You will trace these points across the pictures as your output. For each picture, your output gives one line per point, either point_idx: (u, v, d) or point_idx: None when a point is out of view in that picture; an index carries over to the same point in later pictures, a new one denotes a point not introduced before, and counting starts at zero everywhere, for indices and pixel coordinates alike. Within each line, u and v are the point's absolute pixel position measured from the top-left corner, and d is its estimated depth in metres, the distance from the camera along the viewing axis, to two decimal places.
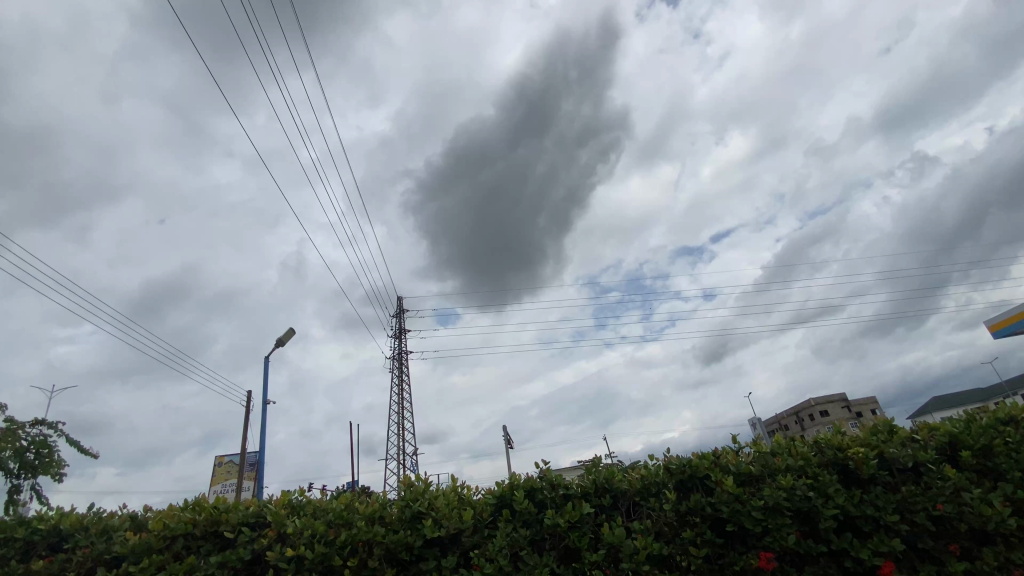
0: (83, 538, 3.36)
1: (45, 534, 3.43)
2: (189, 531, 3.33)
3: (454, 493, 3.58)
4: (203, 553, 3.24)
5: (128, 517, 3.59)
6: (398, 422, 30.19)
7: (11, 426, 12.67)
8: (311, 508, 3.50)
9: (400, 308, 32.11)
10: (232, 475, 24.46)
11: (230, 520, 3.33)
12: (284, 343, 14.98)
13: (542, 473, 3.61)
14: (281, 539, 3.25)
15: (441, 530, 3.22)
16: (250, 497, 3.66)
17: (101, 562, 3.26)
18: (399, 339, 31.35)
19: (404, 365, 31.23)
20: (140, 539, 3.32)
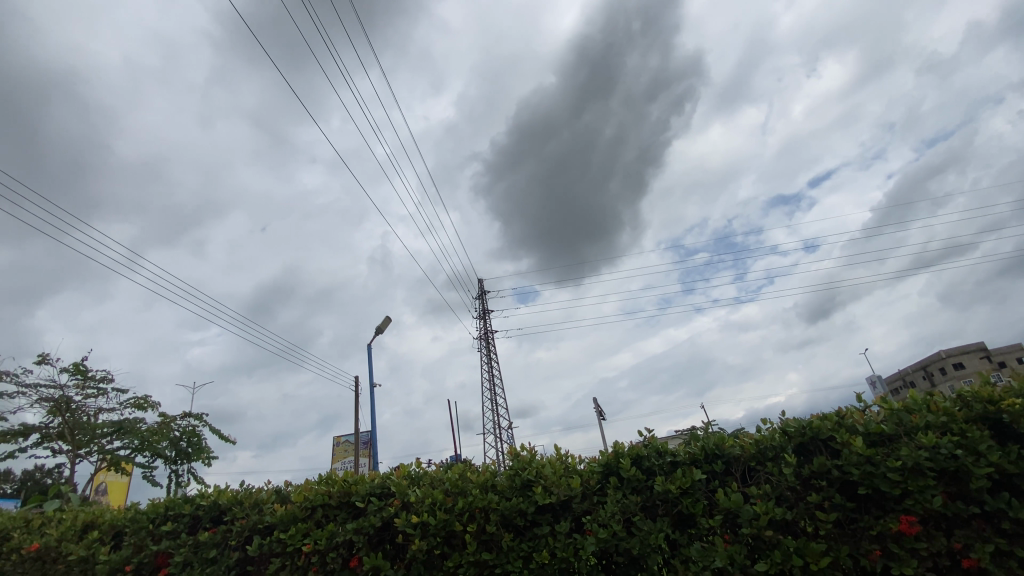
0: (239, 510, 3.86)
1: (208, 509, 3.98)
2: (326, 502, 3.70)
3: (559, 462, 3.64)
4: (340, 521, 3.58)
5: (273, 491, 4.05)
6: (492, 398, 31.34)
7: (165, 420, 14.84)
8: (428, 479, 3.74)
9: (482, 290, 32.87)
10: (348, 454, 26.87)
11: (359, 492, 3.66)
12: (382, 331, 16.00)
13: (647, 441, 3.54)
14: (405, 507, 3.51)
15: (552, 497, 3.30)
16: (373, 471, 3.99)
17: (256, 531, 3.73)
18: (485, 319, 32.26)
19: (490, 344, 32.13)
20: (286, 510, 3.75)
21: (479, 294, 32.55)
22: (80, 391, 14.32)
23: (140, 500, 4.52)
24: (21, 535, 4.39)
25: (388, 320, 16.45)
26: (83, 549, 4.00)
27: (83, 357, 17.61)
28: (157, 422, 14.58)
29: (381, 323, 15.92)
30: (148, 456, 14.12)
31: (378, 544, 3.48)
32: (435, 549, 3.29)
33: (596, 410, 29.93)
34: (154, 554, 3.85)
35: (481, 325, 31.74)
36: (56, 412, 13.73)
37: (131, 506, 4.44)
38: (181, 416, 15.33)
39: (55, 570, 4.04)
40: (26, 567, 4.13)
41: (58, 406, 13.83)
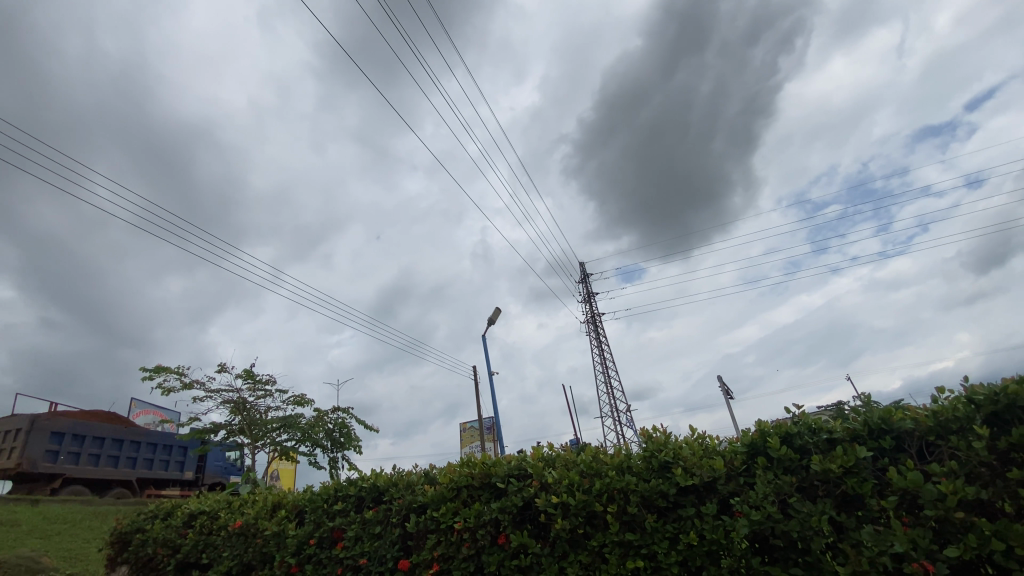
0: (396, 491, 4.26)
1: (369, 490, 4.45)
2: (470, 483, 3.94)
3: (698, 443, 3.50)
4: (485, 500, 3.79)
5: (421, 474, 4.40)
6: (606, 380, 31.06)
7: (320, 414, 16.85)
8: (562, 461, 3.81)
9: (585, 273, 32.56)
10: (475, 439, 28.44)
11: (499, 473, 3.84)
12: (494, 322, 16.58)
13: (796, 418, 3.26)
14: (544, 488, 3.62)
15: (694, 478, 3.19)
16: (509, 453, 4.16)
17: (412, 509, 4.09)
18: (591, 303, 31.93)
19: (599, 325, 31.77)
20: (436, 490, 4.06)
21: (582, 277, 32.28)
22: (252, 392, 16.77)
23: (311, 483, 5.20)
24: (228, 514, 5.29)
25: (499, 309, 17.02)
26: (275, 526, 4.72)
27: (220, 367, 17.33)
28: (313, 416, 16.63)
29: (493, 313, 16.50)
30: (309, 446, 16.20)
31: (521, 522, 3.64)
32: (579, 528, 3.37)
33: (721, 388, 28.25)
34: (330, 530, 4.40)
35: (587, 308, 31.52)
36: (236, 411, 16.25)
37: (306, 489, 5.12)
38: (331, 410, 17.29)
39: (256, 543, 4.78)
40: (234, 541, 4.97)
41: (237, 406, 16.35)
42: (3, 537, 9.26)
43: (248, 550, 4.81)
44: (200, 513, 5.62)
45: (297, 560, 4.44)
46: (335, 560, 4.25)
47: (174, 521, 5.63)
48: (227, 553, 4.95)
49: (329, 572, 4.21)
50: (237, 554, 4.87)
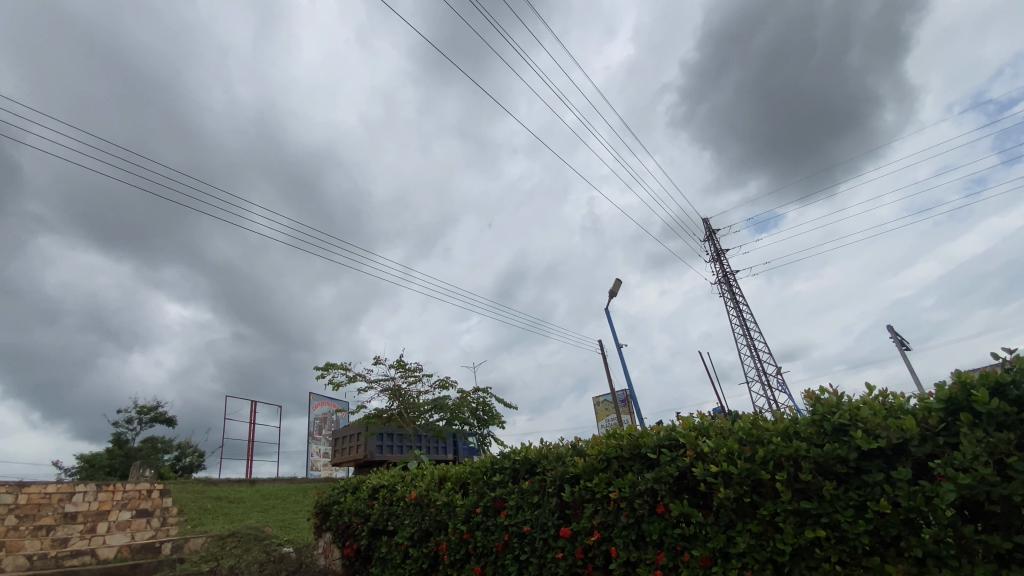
0: (547, 463, 4.42)
1: (522, 463, 4.68)
2: (619, 454, 3.93)
3: (878, 402, 3.10)
4: (638, 471, 3.76)
5: (569, 447, 4.52)
6: (747, 341, 28.77)
7: (463, 395, 18.10)
8: (717, 429, 3.63)
9: (710, 230, 30.28)
10: (611, 412, 28.45)
11: (649, 443, 3.78)
12: (615, 292, 16.24)
13: (1010, 364, 2.72)
14: (700, 457, 3.50)
15: (879, 441, 2.84)
16: (656, 424, 4.06)
17: (566, 480, 4.22)
18: (720, 261, 29.68)
19: (733, 284, 29.48)
20: (586, 462, 4.14)
21: (708, 235, 30.07)
22: (404, 379, 18.58)
23: (470, 458, 5.64)
24: (404, 487, 5.97)
25: (622, 282, 16.63)
26: (445, 497, 5.21)
27: (376, 360, 19.44)
28: (458, 398, 17.89)
29: (614, 285, 16.17)
30: (459, 424, 17.58)
31: (679, 491, 3.57)
32: (745, 497, 3.20)
33: (892, 337, 24.51)
34: (493, 499, 4.73)
35: (716, 267, 29.34)
36: (394, 397, 18.12)
37: (466, 463, 5.56)
38: (473, 391, 18.46)
39: (431, 512, 5.34)
40: (412, 510, 5.61)
41: (393, 392, 18.23)
42: (235, 511, 11.57)
43: (425, 518, 5.40)
44: (381, 487, 6.43)
45: (468, 527, 4.85)
46: (500, 527, 4.56)
47: (361, 494, 6.53)
48: (408, 520, 5.60)
49: (497, 537, 4.53)
50: (416, 521, 5.50)
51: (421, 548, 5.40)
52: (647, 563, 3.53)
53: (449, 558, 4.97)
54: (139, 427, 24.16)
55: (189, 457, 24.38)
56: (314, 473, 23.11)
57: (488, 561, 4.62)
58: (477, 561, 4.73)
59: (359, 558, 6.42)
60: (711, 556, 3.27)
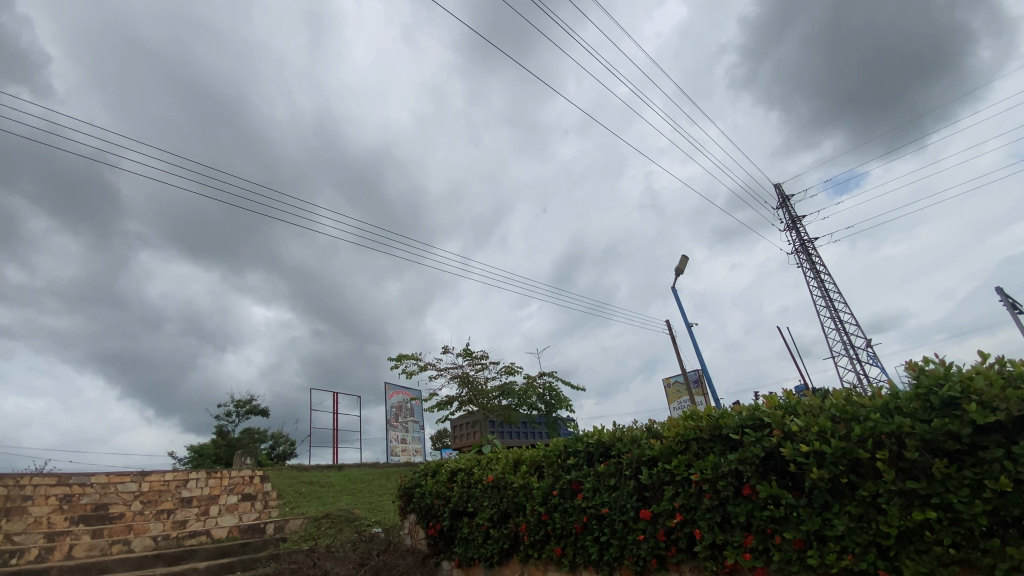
0: (622, 445, 4.37)
1: (596, 446, 4.66)
2: (698, 435, 3.82)
3: (995, 371, 2.79)
4: (720, 452, 3.63)
5: (644, 429, 4.43)
6: (830, 313, 26.81)
7: (530, 380, 18.28)
8: (805, 407, 3.42)
9: (783, 197, 28.35)
10: (682, 393, 27.68)
11: (730, 423, 3.63)
12: (681, 270, 15.66)
13: None
14: (789, 437, 3.32)
15: (997, 414, 2.56)
16: (736, 404, 3.90)
17: (643, 462, 4.15)
18: (795, 229, 27.76)
19: (812, 253, 27.52)
20: (664, 443, 4.06)
21: (781, 202, 28.16)
22: (472, 367, 19.04)
23: (543, 441, 5.69)
24: (481, 470, 6.14)
25: (688, 258, 16.00)
26: (521, 479, 5.29)
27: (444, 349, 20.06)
28: (525, 383, 18.08)
29: (679, 263, 15.58)
30: (527, 409, 17.80)
31: (766, 473, 3.42)
32: (841, 477, 3.01)
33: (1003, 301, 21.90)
34: (569, 482, 4.73)
35: (791, 235, 27.46)
36: (463, 383, 18.66)
37: (540, 446, 5.61)
38: (539, 376, 18.58)
39: (509, 494, 5.45)
40: (490, 492, 5.76)
41: (462, 379, 18.75)
42: (326, 494, 12.45)
43: (503, 500, 5.52)
44: (458, 471, 6.66)
45: (546, 509, 4.90)
46: (578, 509, 4.57)
47: (441, 477, 6.79)
48: (487, 502, 5.76)
49: (576, 519, 4.55)
50: (495, 503, 5.64)
51: (501, 529, 5.54)
52: (735, 546, 3.43)
53: (529, 538, 5.08)
54: (237, 419, 26.49)
55: (282, 445, 26.45)
56: (395, 459, 24.36)
57: (568, 543, 4.67)
58: (558, 542, 4.79)
59: (443, 538, 6.70)
60: (805, 539, 3.11)
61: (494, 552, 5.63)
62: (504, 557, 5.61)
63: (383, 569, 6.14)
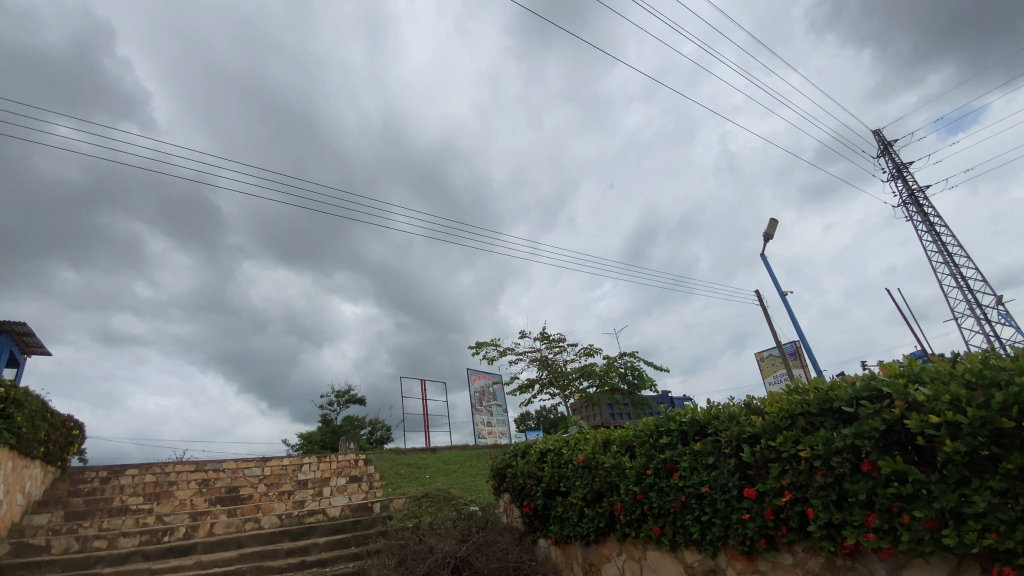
0: (719, 423, 4.20)
1: (690, 424, 4.51)
2: (806, 410, 3.57)
3: None
4: (832, 427, 3.37)
5: (743, 406, 4.22)
6: (950, 269, 23.82)
7: (611, 362, 18.04)
8: (932, 373, 3.08)
9: (884, 143, 25.41)
10: (778, 366, 26.05)
11: (842, 396, 3.35)
12: (769, 235, 14.64)
13: None
14: (914, 408, 3.01)
15: None
16: (848, 374, 3.60)
17: (744, 440, 3.96)
18: (900, 177, 24.83)
19: (923, 203, 24.51)
20: (766, 419, 3.85)
21: (882, 149, 25.26)
22: (551, 350, 19.15)
23: (631, 421, 5.61)
24: (570, 450, 6.18)
25: (775, 222, 14.90)
26: (613, 459, 5.26)
27: (522, 333, 20.32)
28: (606, 365, 17.88)
29: (767, 227, 14.54)
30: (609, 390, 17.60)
31: (888, 447, 3.13)
32: (980, 450, 2.69)
33: None
34: (663, 461, 4.62)
35: (896, 185, 24.61)
36: (543, 367, 18.83)
37: (629, 427, 5.55)
38: (620, 356, 18.30)
39: (601, 474, 5.45)
40: (581, 472, 5.79)
41: (542, 362, 18.93)
42: (424, 475, 13.20)
43: (596, 479, 5.53)
44: (548, 451, 6.76)
45: (641, 488, 4.84)
46: (675, 488, 4.46)
47: (531, 458, 6.94)
48: (579, 482, 5.80)
49: (674, 498, 4.45)
50: (587, 482, 5.67)
51: (596, 508, 5.57)
52: (855, 526, 3.20)
53: (625, 517, 5.06)
54: (338, 408, 28.68)
55: (379, 431, 28.30)
56: (483, 441, 25.23)
57: (666, 522, 4.59)
58: (656, 521, 4.73)
59: (537, 516, 6.86)
60: (939, 517, 2.83)
61: (590, 531, 5.68)
62: (601, 535, 5.64)
63: (483, 545, 6.40)
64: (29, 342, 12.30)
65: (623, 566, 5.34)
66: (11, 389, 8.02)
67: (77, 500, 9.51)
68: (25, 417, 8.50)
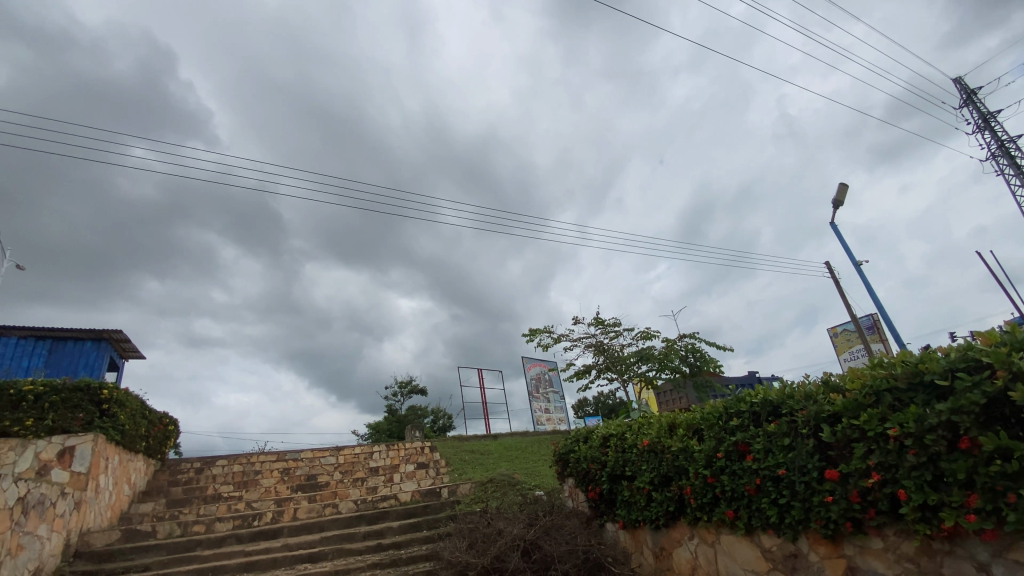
0: (795, 403, 4.00)
1: (762, 405, 4.32)
2: (892, 385, 3.33)
3: None
4: (924, 402, 3.13)
5: (820, 384, 4.00)
6: None
7: (671, 344, 17.58)
8: None
9: (968, 91, 22.96)
10: (853, 342, 24.45)
11: (934, 368, 3.09)
12: (839, 201, 13.65)
13: None
14: (1019, 378, 2.74)
15: None
16: (939, 346, 3.32)
17: (823, 419, 3.75)
18: (989, 128, 22.37)
19: (1018, 155, 22.00)
20: (847, 397, 3.62)
21: (965, 98, 22.86)
22: (607, 335, 18.93)
23: (697, 403, 5.46)
24: (634, 435, 6.10)
25: (844, 187, 13.85)
26: (680, 443, 5.15)
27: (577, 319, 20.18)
28: (665, 348, 17.45)
29: (837, 194, 13.57)
30: (670, 373, 17.19)
31: (990, 422, 2.87)
32: None
33: None
34: (735, 444, 4.47)
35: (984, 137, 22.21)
36: (600, 352, 18.65)
37: (695, 410, 5.40)
38: (679, 339, 17.80)
39: (668, 458, 5.34)
40: (647, 456, 5.70)
41: (598, 348, 18.75)
42: (487, 461, 13.50)
43: (663, 464, 5.43)
44: (610, 436, 6.71)
45: (711, 472, 4.70)
46: (749, 471, 4.30)
47: (594, 443, 6.91)
48: (645, 466, 5.72)
49: (748, 481, 4.29)
50: (654, 467, 5.58)
51: (664, 492, 5.48)
52: (954, 507, 2.96)
53: (696, 502, 4.95)
54: (401, 398, 29.82)
55: (442, 419, 29.18)
56: (543, 428, 25.43)
57: (741, 506, 4.45)
58: (729, 505, 4.59)
59: (604, 500, 6.85)
60: None
61: (659, 515, 5.60)
62: (671, 519, 5.56)
63: (551, 529, 6.46)
64: (125, 348, 13.57)
65: (696, 550, 5.24)
66: (113, 389, 8.83)
67: (176, 489, 10.47)
68: (127, 415, 9.41)
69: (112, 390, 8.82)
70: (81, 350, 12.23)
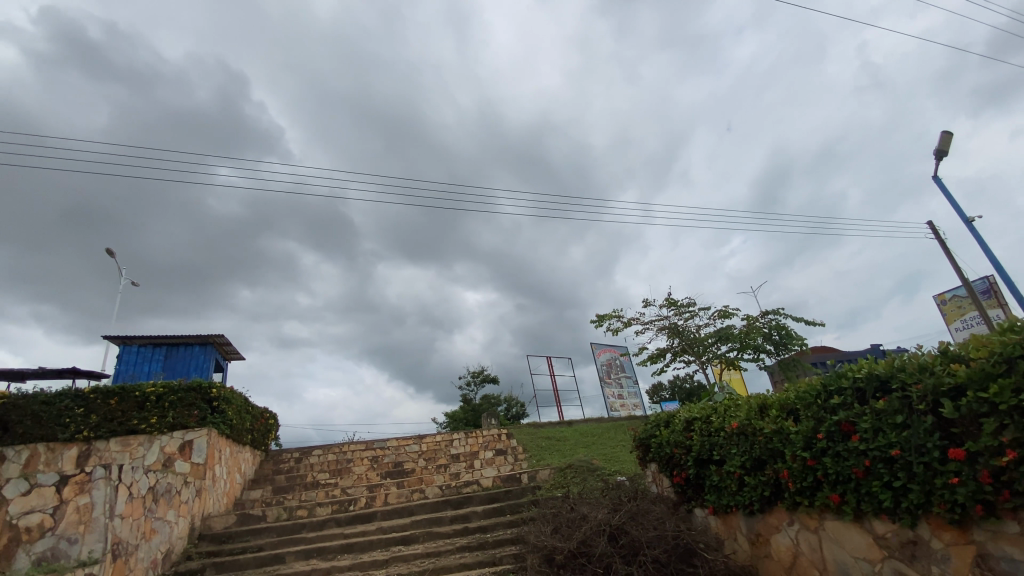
0: (907, 376, 3.62)
1: (868, 380, 3.96)
2: None
3: None
4: None
5: (936, 354, 3.60)
6: None
7: (751, 322, 16.65)
8: None
9: None
10: (966, 309, 21.91)
11: None
12: (942, 151, 12.18)
13: None
14: None
15: None
16: None
17: (942, 393, 3.38)
18: None
19: None
20: (971, 367, 3.23)
21: None
22: (680, 316, 18.27)
23: (790, 382, 5.11)
24: (721, 418, 5.84)
25: (948, 135, 12.33)
26: (773, 424, 4.86)
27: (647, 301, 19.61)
28: (745, 327, 16.55)
29: (940, 143, 12.11)
30: (752, 353, 16.32)
31: None
32: None
33: None
34: (837, 423, 4.14)
35: None
36: (674, 334, 18.04)
37: (788, 389, 5.06)
38: (761, 316, 16.81)
39: (760, 440, 5.06)
40: (737, 439, 5.43)
41: (672, 330, 18.15)
42: (565, 447, 13.56)
43: (755, 447, 5.15)
44: (694, 420, 6.47)
45: (811, 454, 4.39)
46: (855, 452, 3.97)
47: (677, 427, 6.70)
48: (735, 450, 5.46)
49: (854, 463, 3.96)
50: (745, 450, 5.31)
51: (758, 477, 5.21)
52: None
53: (795, 486, 4.66)
54: (475, 387, 30.63)
55: (516, 407, 29.66)
56: (618, 413, 25.10)
57: (847, 489, 4.13)
58: (833, 488, 4.28)
59: (690, 485, 6.64)
60: None
61: (754, 500, 5.34)
62: (767, 505, 5.28)
63: (637, 514, 6.36)
64: (228, 350, 14.93)
65: (797, 537, 4.94)
66: (220, 388, 9.69)
67: (280, 477, 11.43)
68: (234, 411, 10.35)
69: (219, 389, 9.71)
70: (191, 354, 13.60)
